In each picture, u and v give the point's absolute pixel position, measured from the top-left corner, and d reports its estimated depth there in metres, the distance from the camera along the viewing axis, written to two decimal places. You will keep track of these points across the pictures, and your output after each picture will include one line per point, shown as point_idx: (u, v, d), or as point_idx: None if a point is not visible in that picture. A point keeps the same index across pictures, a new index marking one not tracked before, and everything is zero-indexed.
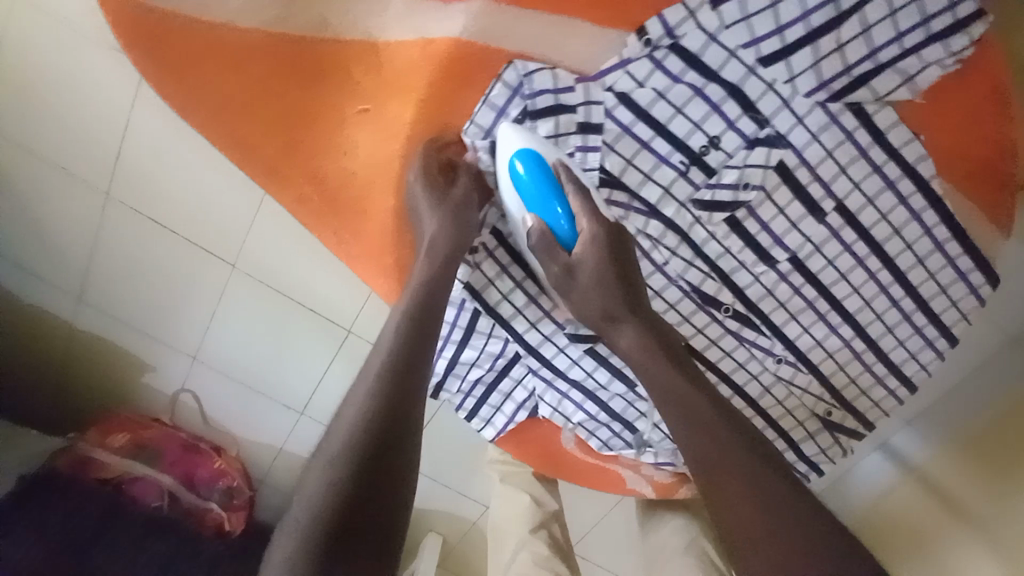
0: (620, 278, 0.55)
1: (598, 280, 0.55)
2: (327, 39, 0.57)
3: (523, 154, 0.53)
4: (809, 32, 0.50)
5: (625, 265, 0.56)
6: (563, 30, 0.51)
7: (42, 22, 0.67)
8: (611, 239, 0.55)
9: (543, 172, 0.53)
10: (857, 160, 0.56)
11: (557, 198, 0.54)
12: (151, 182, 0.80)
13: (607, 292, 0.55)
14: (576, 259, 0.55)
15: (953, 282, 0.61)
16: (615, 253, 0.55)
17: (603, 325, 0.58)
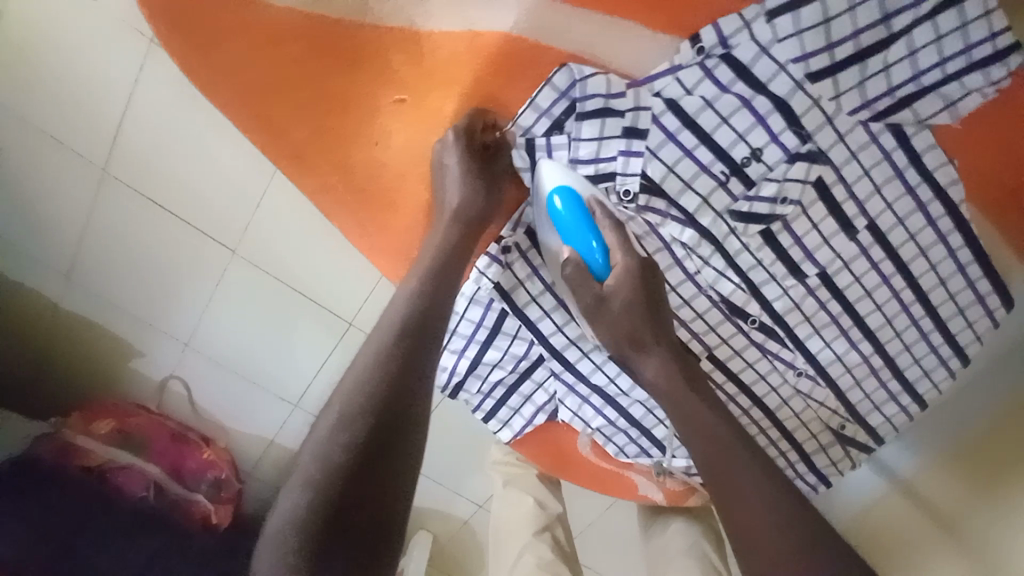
0: (646, 311, 0.59)
1: (626, 313, 0.59)
2: (366, 25, 0.54)
3: (563, 192, 0.56)
4: (858, 51, 0.51)
5: (653, 297, 0.59)
6: (617, 33, 0.51)
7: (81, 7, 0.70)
8: (642, 273, 0.58)
9: (581, 209, 0.56)
10: (892, 181, 0.57)
11: (593, 232, 0.57)
12: (168, 168, 0.84)
13: (634, 321, 0.59)
14: (607, 292, 0.59)
15: (970, 303, 0.62)
16: (644, 286, 0.58)
17: (630, 352, 0.61)
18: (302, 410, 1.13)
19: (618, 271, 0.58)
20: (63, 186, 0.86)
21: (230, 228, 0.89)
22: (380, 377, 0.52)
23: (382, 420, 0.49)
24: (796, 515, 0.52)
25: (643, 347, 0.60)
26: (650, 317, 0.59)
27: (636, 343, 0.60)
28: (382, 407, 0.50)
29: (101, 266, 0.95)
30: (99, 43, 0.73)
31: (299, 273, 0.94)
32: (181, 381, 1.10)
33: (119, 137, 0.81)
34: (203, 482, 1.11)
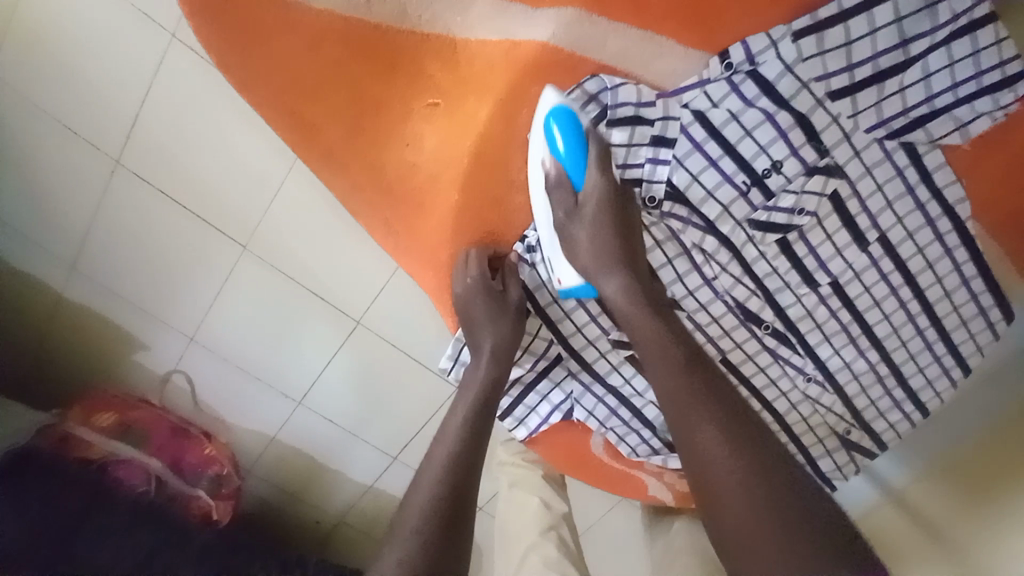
0: (617, 237, 0.58)
1: (591, 230, 0.57)
2: (405, 30, 0.56)
3: (558, 113, 0.54)
4: (876, 72, 0.54)
5: (623, 220, 0.58)
6: (650, 47, 0.54)
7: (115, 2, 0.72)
8: (615, 200, 0.57)
9: (575, 132, 0.54)
10: (904, 197, 0.59)
11: (581, 154, 0.56)
12: (189, 164, 0.85)
13: (601, 242, 0.57)
14: (580, 202, 0.57)
15: (974, 316, 0.65)
16: (616, 208, 0.57)
17: (596, 273, 0.59)
18: (306, 407, 1.13)
19: (591, 192, 0.57)
20: (79, 178, 0.87)
21: (243, 222, 0.90)
22: (441, 490, 0.58)
23: (463, 461, 0.61)
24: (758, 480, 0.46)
25: (611, 268, 0.58)
26: (618, 239, 0.58)
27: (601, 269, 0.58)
28: (449, 495, 0.58)
29: (109, 258, 0.95)
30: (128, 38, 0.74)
31: (309, 270, 0.95)
32: (185, 375, 1.09)
33: (138, 130, 0.82)
34: (202, 478, 1.12)
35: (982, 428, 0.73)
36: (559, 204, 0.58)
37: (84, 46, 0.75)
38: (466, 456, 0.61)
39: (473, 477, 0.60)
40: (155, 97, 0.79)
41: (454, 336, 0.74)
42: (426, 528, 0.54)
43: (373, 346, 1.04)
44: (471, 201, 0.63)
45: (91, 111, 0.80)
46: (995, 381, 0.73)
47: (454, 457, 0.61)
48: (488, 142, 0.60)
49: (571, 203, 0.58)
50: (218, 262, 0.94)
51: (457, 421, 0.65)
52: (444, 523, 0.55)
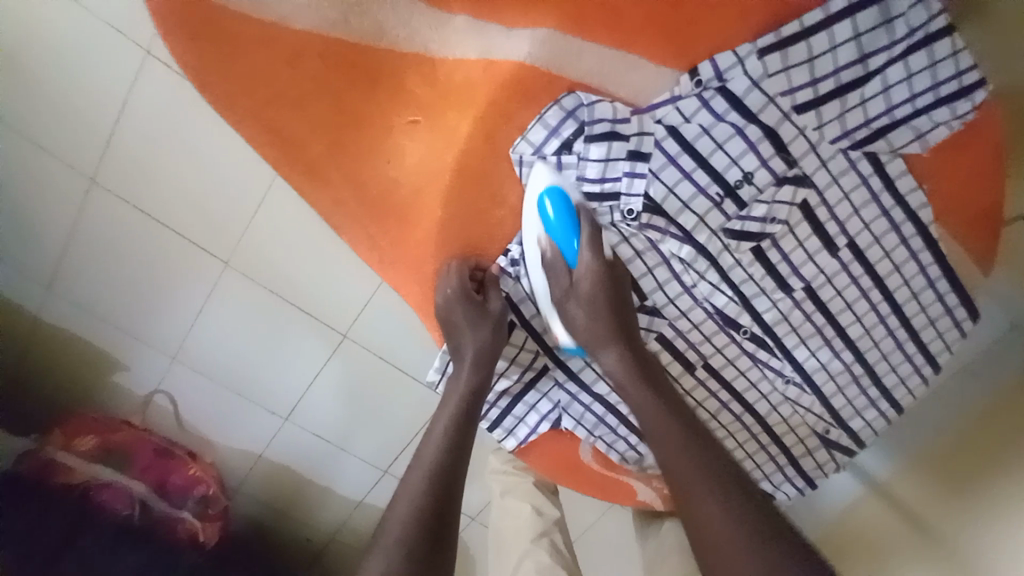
0: (610, 304, 0.62)
1: (590, 286, 0.61)
2: (383, 49, 0.58)
3: (553, 193, 0.58)
4: (838, 86, 0.56)
5: (614, 280, 0.62)
6: (623, 65, 0.56)
7: (90, 23, 0.72)
8: (607, 274, 0.61)
9: (568, 212, 0.59)
10: (869, 203, 0.62)
11: (574, 231, 0.59)
12: (168, 183, 0.84)
13: (597, 314, 0.62)
14: (574, 281, 0.61)
15: (940, 315, 0.68)
16: (610, 279, 0.61)
17: (566, 302, 0.63)
18: (294, 423, 1.12)
19: (585, 276, 0.61)
20: (55, 200, 0.86)
21: (224, 239, 0.90)
22: (426, 500, 0.59)
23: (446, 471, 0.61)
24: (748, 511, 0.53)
25: (603, 334, 0.63)
26: (613, 313, 0.62)
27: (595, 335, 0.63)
28: (433, 509, 0.58)
29: (87, 280, 0.94)
30: (104, 56, 0.74)
31: (292, 285, 0.95)
32: (168, 395, 1.08)
33: (114, 147, 0.81)
34: (189, 500, 1.09)
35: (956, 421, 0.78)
36: (556, 284, 0.62)
37: (59, 68, 0.75)
38: (450, 464, 0.62)
39: (457, 484, 0.62)
40: (133, 117, 0.79)
41: (440, 349, 0.74)
42: (409, 538, 0.56)
43: (361, 359, 1.04)
44: (454, 216, 0.63)
45: (66, 133, 0.80)
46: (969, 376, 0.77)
47: (439, 464, 0.62)
48: (469, 158, 0.60)
49: (566, 281, 0.62)
50: (199, 280, 0.94)
51: (438, 430, 0.65)
52: (428, 531, 0.57)
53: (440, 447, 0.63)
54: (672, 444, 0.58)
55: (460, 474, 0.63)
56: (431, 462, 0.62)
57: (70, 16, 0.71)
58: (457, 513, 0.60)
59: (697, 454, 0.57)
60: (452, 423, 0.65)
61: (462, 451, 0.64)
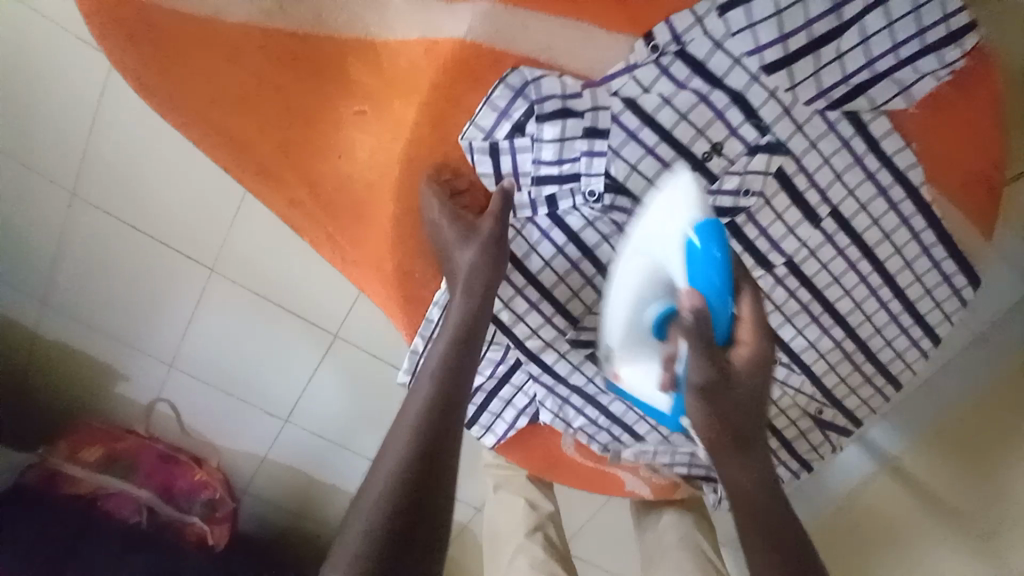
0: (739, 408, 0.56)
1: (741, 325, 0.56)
2: (323, 37, 0.55)
3: (704, 230, 0.49)
4: (812, 40, 0.51)
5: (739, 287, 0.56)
6: (574, 35, 0.51)
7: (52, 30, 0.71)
8: (762, 364, 0.56)
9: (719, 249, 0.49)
10: (852, 167, 0.57)
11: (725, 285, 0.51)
12: (143, 190, 0.83)
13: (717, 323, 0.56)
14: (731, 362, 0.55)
15: (937, 284, 0.63)
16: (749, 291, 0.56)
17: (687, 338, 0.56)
18: (293, 425, 1.12)
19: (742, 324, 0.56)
20: (35, 214, 0.86)
21: (205, 244, 0.89)
22: (405, 473, 0.46)
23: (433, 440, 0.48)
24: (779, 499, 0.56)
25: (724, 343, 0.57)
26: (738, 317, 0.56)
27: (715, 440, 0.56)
28: (411, 492, 0.45)
29: (76, 292, 0.94)
30: (69, 68, 0.73)
31: (278, 287, 0.94)
32: (169, 403, 1.09)
33: (87, 160, 0.81)
34: (195, 504, 1.11)
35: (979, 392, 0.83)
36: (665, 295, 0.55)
37: (28, 80, 0.75)
38: (435, 440, 0.48)
39: (447, 473, 0.47)
40: (102, 124, 0.78)
41: (409, 348, 0.67)
42: (377, 545, 0.43)
43: (356, 359, 1.03)
44: (407, 207, 0.60)
45: (39, 145, 0.80)
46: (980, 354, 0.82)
47: (419, 438, 0.48)
48: (418, 147, 0.57)
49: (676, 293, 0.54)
50: (184, 286, 0.93)
51: (421, 395, 0.51)
52: (407, 521, 0.44)
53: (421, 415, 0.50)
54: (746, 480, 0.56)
55: (448, 465, 0.48)
56: (406, 449, 0.47)
57: (32, 29, 0.71)
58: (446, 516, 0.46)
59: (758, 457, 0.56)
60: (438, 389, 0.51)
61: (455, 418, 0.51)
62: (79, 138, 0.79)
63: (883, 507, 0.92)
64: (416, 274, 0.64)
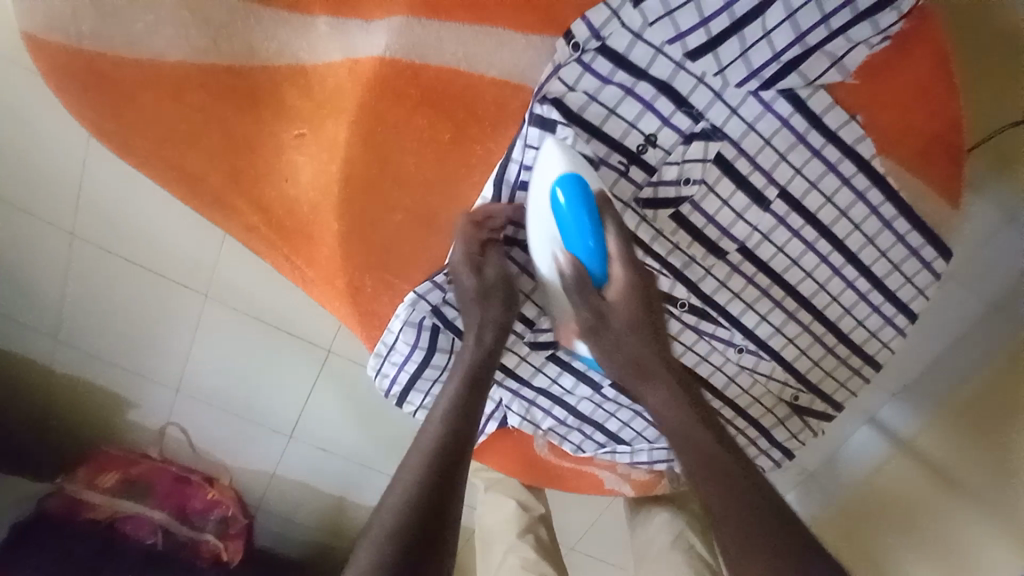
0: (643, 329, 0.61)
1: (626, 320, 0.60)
2: (256, 67, 0.56)
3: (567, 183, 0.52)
4: (733, 22, 0.50)
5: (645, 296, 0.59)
6: (488, 43, 0.51)
7: (28, 80, 0.74)
8: (641, 292, 0.59)
9: (582, 196, 0.52)
10: (796, 146, 0.56)
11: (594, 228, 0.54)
12: (128, 224, 0.87)
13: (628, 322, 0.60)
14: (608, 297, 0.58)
15: (905, 258, 0.62)
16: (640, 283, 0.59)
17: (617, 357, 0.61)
18: (298, 440, 1.14)
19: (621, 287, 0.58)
20: (33, 254, 0.90)
21: (192, 272, 0.91)
22: (422, 484, 0.55)
23: (446, 453, 0.57)
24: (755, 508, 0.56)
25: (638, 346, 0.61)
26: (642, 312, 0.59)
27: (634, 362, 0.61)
28: (422, 504, 0.54)
29: (79, 326, 0.98)
30: (51, 116, 0.77)
31: (266, 307, 0.95)
32: (179, 427, 1.12)
33: (80, 202, 0.85)
34: (209, 522, 1.15)
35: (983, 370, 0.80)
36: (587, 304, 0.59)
37: (13, 129, 0.78)
38: (446, 457, 0.57)
39: (451, 486, 0.56)
40: (86, 165, 0.82)
41: (373, 353, 0.70)
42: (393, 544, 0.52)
43: (350, 374, 1.04)
44: (353, 225, 0.60)
45: (30, 190, 0.84)
46: (992, 321, 0.79)
47: (437, 450, 0.57)
48: (354, 165, 0.57)
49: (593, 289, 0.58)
50: (176, 313, 0.96)
51: (442, 407, 0.60)
52: (421, 522, 0.53)
53: (440, 430, 0.59)
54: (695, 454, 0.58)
55: (459, 471, 0.58)
56: (424, 463, 0.57)
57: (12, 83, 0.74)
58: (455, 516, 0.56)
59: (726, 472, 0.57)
60: (451, 411, 0.60)
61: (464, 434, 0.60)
62: (66, 180, 0.83)
63: (900, 493, 0.88)
64: (365, 288, 0.65)
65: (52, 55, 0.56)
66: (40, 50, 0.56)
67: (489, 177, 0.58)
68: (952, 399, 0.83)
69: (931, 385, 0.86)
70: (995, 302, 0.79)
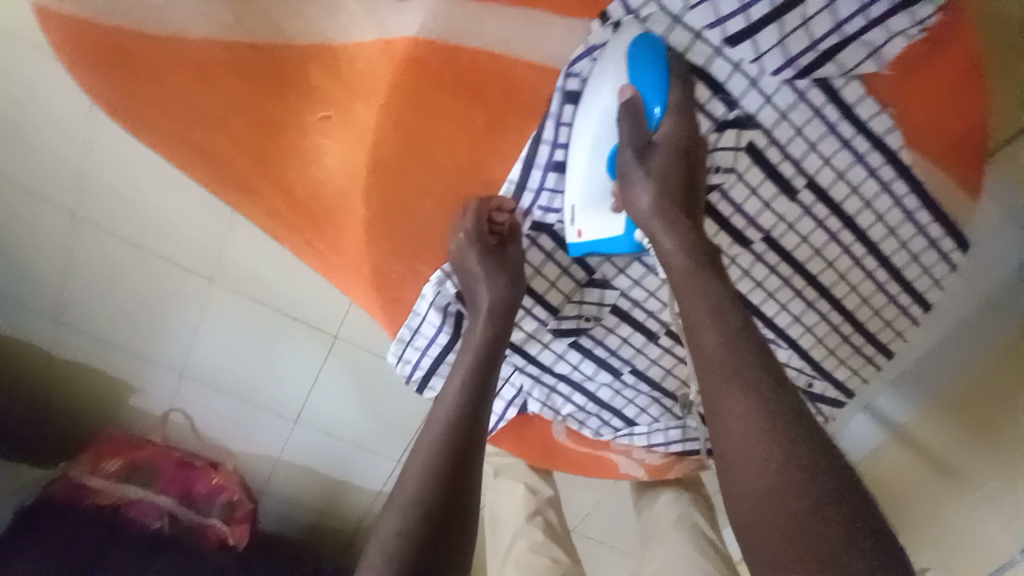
0: (680, 184, 0.52)
1: (657, 183, 0.51)
2: (279, 45, 0.54)
3: (642, 45, 0.50)
4: (774, 8, 0.49)
5: (690, 169, 0.52)
6: (526, 24, 0.50)
7: (27, 54, 0.71)
8: (689, 140, 0.51)
9: (658, 59, 0.50)
10: (827, 136, 0.56)
11: (664, 83, 0.50)
12: (133, 207, 0.84)
13: (667, 183, 0.51)
14: (656, 141, 0.51)
15: (925, 250, 0.63)
16: (685, 150, 0.52)
17: (651, 217, 0.53)
18: (304, 425, 1.13)
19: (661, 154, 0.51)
20: (30, 237, 0.87)
21: (198, 256, 0.89)
22: (441, 460, 0.54)
23: (465, 436, 0.56)
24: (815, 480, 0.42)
25: (670, 223, 0.52)
26: (681, 184, 0.52)
27: (663, 210, 0.52)
28: (445, 489, 0.52)
29: (80, 311, 0.96)
30: (47, 94, 0.74)
31: (274, 292, 0.94)
32: (182, 412, 1.11)
33: (77, 181, 0.81)
34: (215, 507, 1.15)
35: (990, 356, 0.80)
36: (631, 141, 0.52)
37: (8, 106, 0.75)
38: (464, 435, 0.56)
39: (472, 465, 0.55)
40: (88, 145, 0.78)
41: (395, 338, 0.70)
42: (416, 529, 0.49)
43: (358, 360, 1.03)
44: (384, 209, 0.60)
45: (27, 170, 0.80)
46: (1002, 312, 0.80)
47: (455, 421, 0.57)
48: (387, 150, 0.56)
49: (644, 143, 0.52)
50: (181, 298, 0.94)
51: (456, 380, 0.60)
52: (447, 507, 0.51)
53: (455, 411, 0.58)
54: (731, 362, 0.48)
55: (476, 449, 0.56)
56: (440, 436, 0.56)
57: (2, 55, 0.70)
58: (475, 497, 0.54)
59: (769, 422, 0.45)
60: (466, 389, 0.59)
61: (479, 407, 0.59)
62: (66, 161, 0.79)
63: (896, 478, 0.90)
64: (390, 274, 0.65)
65: (66, 28, 0.53)
66: (54, 23, 0.53)
67: (519, 160, 0.58)
68: (949, 393, 0.83)
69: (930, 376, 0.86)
70: None
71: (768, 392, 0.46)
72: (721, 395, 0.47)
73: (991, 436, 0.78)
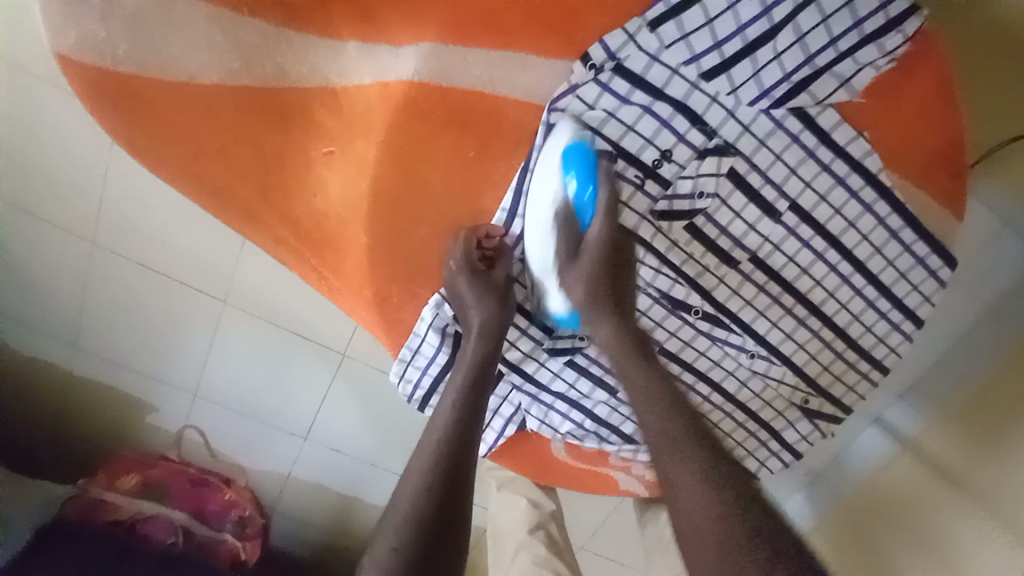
0: (611, 277, 0.62)
1: (589, 281, 0.61)
2: (288, 88, 0.58)
3: (574, 150, 0.55)
4: (746, 44, 0.53)
5: (619, 264, 0.62)
6: (511, 63, 0.54)
7: (67, 99, 0.77)
8: (618, 241, 0.60)
9: (586, 161, 0.56)
10: (805, 161, 0.58)
11: (591, 178, 0.57)
12: (156, 235, 0.89)
13: (597, 282, 0.61)
14: (584, 245, 0.61)
15: (911, 267, 0.64)
16: (615, 252, 0.61)
17: (588, 310, 0.63)
18: (314, 442, 1.16)
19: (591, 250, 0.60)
20: (58, 264, 0.92)
21: (216, 280, 0.94)
22: (435, 476, 0.56)
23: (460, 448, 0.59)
24: (724, 499, 0.52)
25: (602, 308, 0.62)
26: (611, 280, 0.62)
27: (596, 301, 0.62)
28: (438, 506, 0.54)
29: (103, 334, 1.01)
30: (82, 133, 0.79)
31: (286, 313, 0.98)
32: (197, 430, 1.15)
33: (106, 212, 0.87)
34: (227, 522, 1.17)
35: (987, 373, 0.82)
36: (563, 242, 0.61)
37: (46, 145, 0.80)
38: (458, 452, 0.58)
39: (466, 485, 0.57)
40: (117, 179, 0.84)
41: (397, 359, 0.72)
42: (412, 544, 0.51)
43: (366, 378, 1.06)
44: (384, 236, 0.63)
45: (59, 203, 0.86)
46: (1003, 320, 0.81)
47: (451, 439, 0.60)
48: (385, 183, 0.60)
49: (575, 242, 0.61)
50: (198, 319, 0.98)
51: (449, 401, 0.63)
52: (438, 510, 0.54)
53: (451, 427, 0.60)
54: (656, 407, 0.59)
55: (471, 467, 0.59)
56: (435, 452, 0.58)
57: (46, 100, 0.77)
58: (470, 508, 0.57)
59: (691, 458, 0.55)
60: (461, 408, 0.61)
61: (473, 420, 0.61)
62: (97, 193, 0.85)
63: (901, 490, 0.88)
64: (391, 298, 0.68)
65: (89, 76, 0.56)
66: (77, 72, 0.56)
67: (509, 189, 0.61)
68: (954, 402, 0.84)
69: (935, 386, 0.87)
70: (995, 305, 0.82)
71: (692, 446, 0.56)
72: (650, 438, 0.58)
73: (995, 448, 0.78)
